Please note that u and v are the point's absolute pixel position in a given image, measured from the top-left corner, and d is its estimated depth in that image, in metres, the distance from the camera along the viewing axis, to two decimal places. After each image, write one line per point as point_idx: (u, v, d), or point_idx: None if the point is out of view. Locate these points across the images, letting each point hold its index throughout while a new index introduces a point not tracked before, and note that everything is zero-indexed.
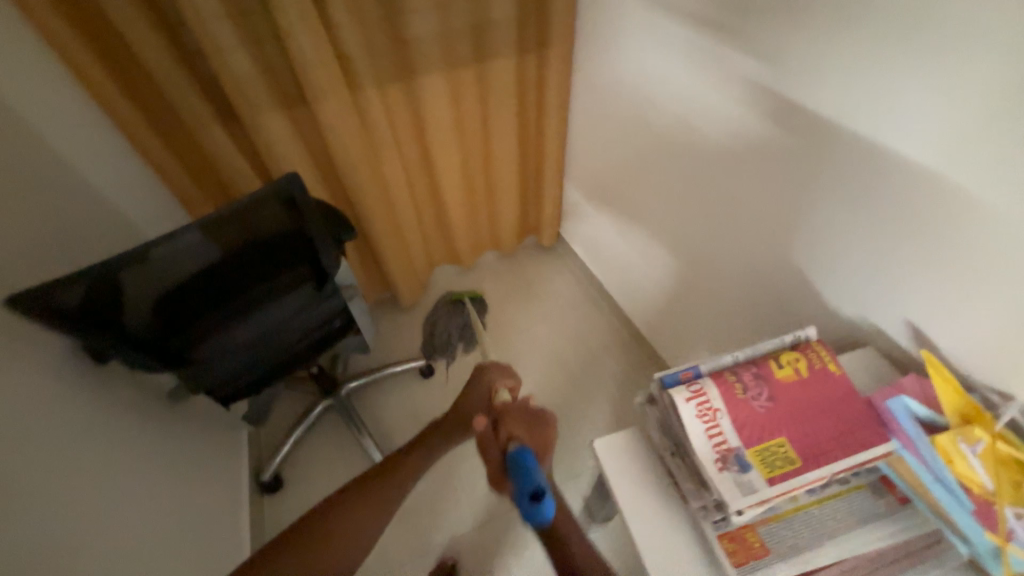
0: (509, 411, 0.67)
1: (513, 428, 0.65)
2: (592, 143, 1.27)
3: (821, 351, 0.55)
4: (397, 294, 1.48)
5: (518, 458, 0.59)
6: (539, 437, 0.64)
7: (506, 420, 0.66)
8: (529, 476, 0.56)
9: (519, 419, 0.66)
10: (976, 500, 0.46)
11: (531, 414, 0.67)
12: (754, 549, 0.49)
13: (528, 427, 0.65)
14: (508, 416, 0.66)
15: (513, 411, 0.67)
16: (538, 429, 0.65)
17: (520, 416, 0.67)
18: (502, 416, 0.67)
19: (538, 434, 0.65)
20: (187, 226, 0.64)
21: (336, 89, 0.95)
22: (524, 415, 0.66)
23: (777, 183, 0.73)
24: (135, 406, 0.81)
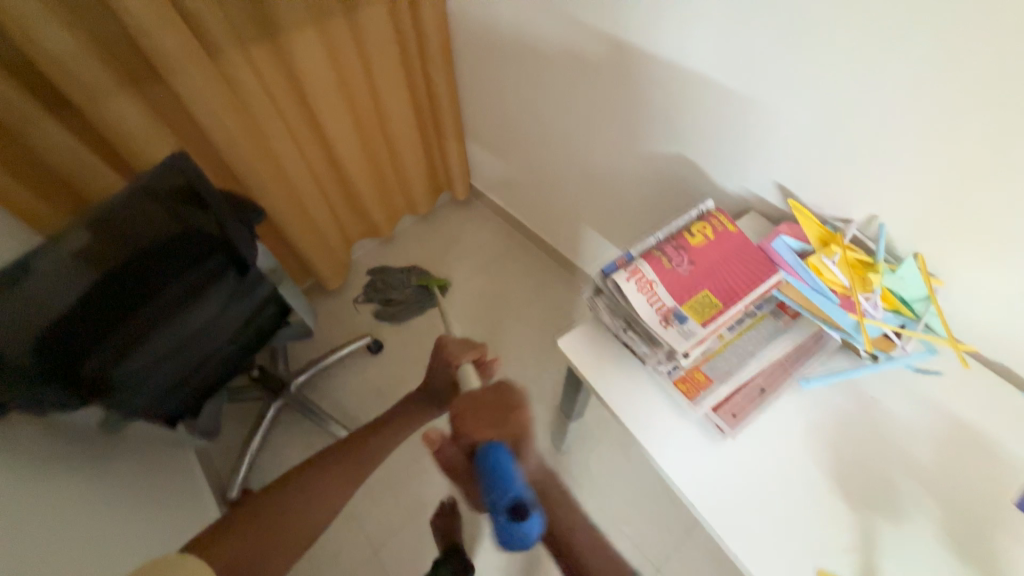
0: (467, 413, 0.55)
1: (476, 432, 0.54)
2: (485, 80, 1.26)
3: (720, 217, 0.66)
4: (321, 279, 1.41)
5: (494, 459, 0.50)
6: (512, 428, 0.54)
7: (465, 414, 0.55)
8: (502, 487, 0.47)
9: (481, 421, 0.55)
10: (839, 295, 0.61)
11: (499, 417, 0.55)
12: (701, 382, 0.60)
13: (495, 422, 0.55)
14: (464, 418, 0.55)
15: (474, 407, 0.56)
16: (508, 418, 0.55)
17: (482, 417, 0.55)
18: (459, 419, 0.55)
19: (510, 427, 0.55)
20: (71, 227, 0.59)
21: (193, 57, 0.83)
22: (486, 418, 0.55)
23: (663, 80, 0.83)
24: (61, 455, 0.72)
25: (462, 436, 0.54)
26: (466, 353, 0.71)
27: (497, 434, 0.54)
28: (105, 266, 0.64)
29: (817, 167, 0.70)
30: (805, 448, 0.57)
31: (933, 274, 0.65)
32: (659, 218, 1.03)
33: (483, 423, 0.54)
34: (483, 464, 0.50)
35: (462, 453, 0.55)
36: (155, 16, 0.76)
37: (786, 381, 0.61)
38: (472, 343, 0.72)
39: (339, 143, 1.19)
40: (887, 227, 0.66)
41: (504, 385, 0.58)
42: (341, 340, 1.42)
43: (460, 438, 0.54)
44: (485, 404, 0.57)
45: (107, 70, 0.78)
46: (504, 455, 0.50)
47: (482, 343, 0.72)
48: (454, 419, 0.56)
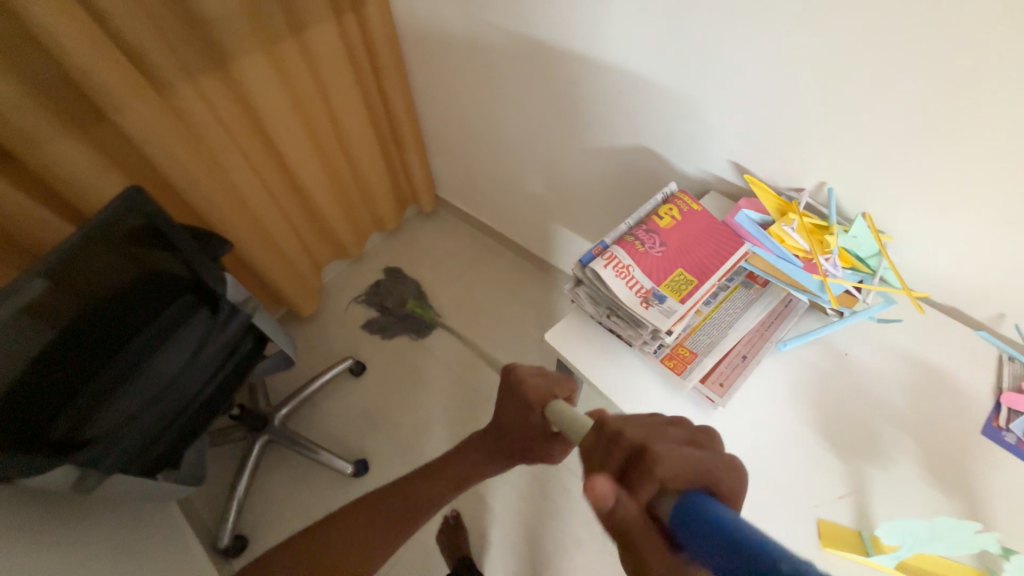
0: (649, 447, 0.35)
1: (672, 469, 0.33)
2: (440, 91, 1.27)
3: (685, 198, 0.69)
4: (294, 307, 1.37)
5: (703, 509, 0.29)
6: (718, 472, 0.34)
7: (651, 456, 0.34)
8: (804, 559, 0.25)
9: (678, 462, 0.33)
10: (802, 259, 0.65)
11: (698, 456, 0.34)
12: (686, 357, 0.62)
13: (699, 467, 0.34)
14: (655, 461, 0.33)
15: (664, 449, 0.34)
16: (716, 468, 0.34)
17: (677, 454, 0.34)
18: (635, 456, 0.35)
19: (719, 477, 0.33)
20: (26, 275, 0.54)
21: (140, 91, 0.80)
22: (686, 461, 0.33)
23: (613, 74, 0.86)
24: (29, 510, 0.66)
25: (646, 484, 0.33)
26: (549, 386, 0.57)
27: (701, 482, 0.33)
28: (60, 313, 0.59)
29: (766, 144, 0.74)
30: (789, 407, 0.60)
31: (883, 232, 0.70)
32: (625, 207, 1.06)
33: (685, 470, 0.33)
34: (688, 519, 0.29)
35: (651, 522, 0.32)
36: (95, 52, 0.73)
37: (765, 346, 0.64)
38: (556, 380, 0.58)
39: (299, 166, 1.16)
40: (836, 194, 0.71)
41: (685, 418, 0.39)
42: (322, 367, 1.38)
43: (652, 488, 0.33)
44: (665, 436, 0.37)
45: (44, 113, 0.74)
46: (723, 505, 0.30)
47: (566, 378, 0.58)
48: (628, 457, 0.35)
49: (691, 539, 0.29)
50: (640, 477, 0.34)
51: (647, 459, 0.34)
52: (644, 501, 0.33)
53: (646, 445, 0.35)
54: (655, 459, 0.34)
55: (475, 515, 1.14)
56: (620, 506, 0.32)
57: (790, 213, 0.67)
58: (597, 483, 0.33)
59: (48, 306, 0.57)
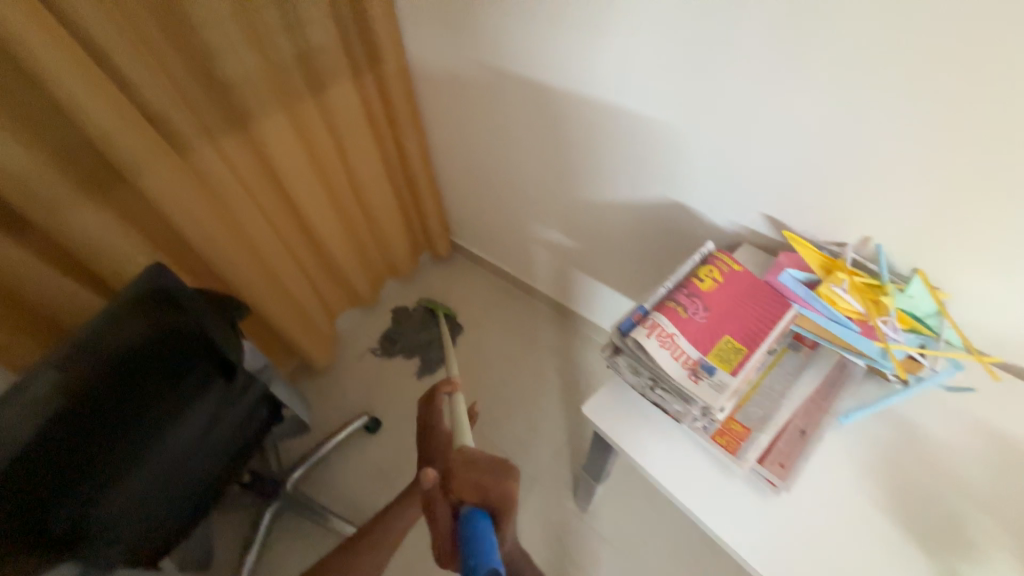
0: (459, 474, 0.52)
1: (464, 491, 0.51)
2: (456, 142, 1.27)
3: (725, 258, 0.65)
4: (309, 359, 1.33)
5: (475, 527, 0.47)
6: (495, 493, 0.50)
7: (457, 481, 0.52)
8: (485, 555, 0.44)
9: (469, 487, 0.51)
10: (857, 322, 0.61)
11: (485, 484, 0.50)
12: (739, 433, 0.57)
13: (482, 486, 0.51)
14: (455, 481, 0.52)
15: (463, 475, 0.52)
16: (494, 483, 0.50)
17: (472, 478, 0.51)
18: (450, 475, 0.53)
19: (493, 495, 0.50)
20: (38, 368, 0.54)
21: (161, 155, 0.80)
22: (475, 487, 0.51)
23: (637, 128, 0.85)
24: None
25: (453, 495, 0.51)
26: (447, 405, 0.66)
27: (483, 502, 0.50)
28: (74, 398, 0.57)
29: (804, 198, 0.71)
30: (860, 491, 0.54)
31: (939, 288, 0.66)
32: (650, 255, 1.03)
33: (471, 488, 0.51)
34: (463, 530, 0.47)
35: (449, 513, 0.52)
36: (118, 121, 0.73)
37: (825, 419, 0.59)
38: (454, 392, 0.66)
39: (316, 219, 1.16)
40: (884, 248, 0.67)
41: (500, 456, 0.52)
42: (336, 421, 1.33)
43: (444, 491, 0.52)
44: (479, 468, 0.52)
45: (67, 182, 0.74)
46: (483, 521, 0.47)
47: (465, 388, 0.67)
48: (445, 474, 0.53)
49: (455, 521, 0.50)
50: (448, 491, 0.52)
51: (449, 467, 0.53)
52: (449, 504, 0.52)
53: (456, 472, 0.52)
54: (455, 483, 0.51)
55: None
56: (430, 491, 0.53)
57: (838, 272, 0.63)
58: (425, 473, 0.52)
59: (62, 394, 0.56)
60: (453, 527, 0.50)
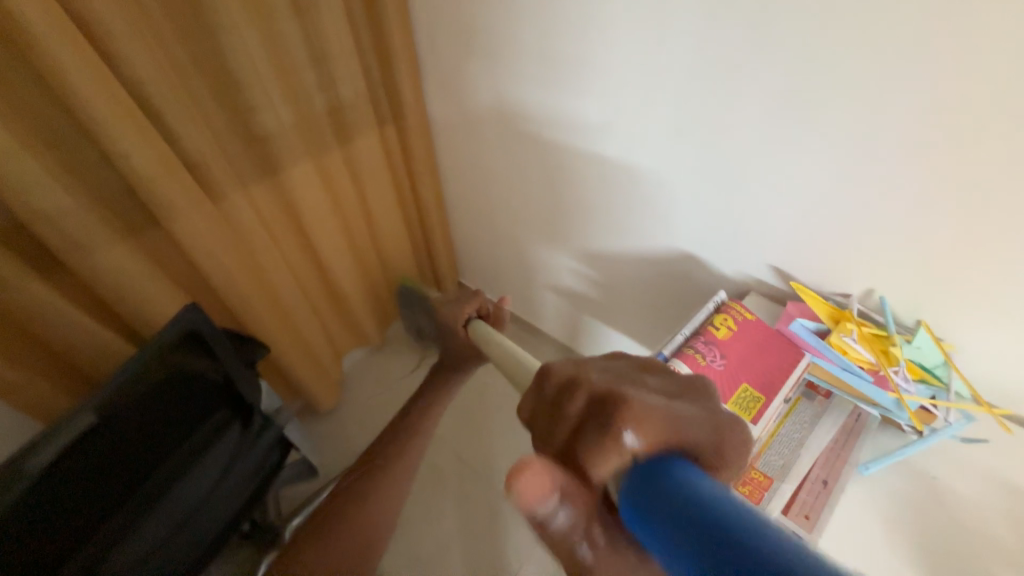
0: (632, 401, 0.31)
1: (654, 441, 0.30)
2: (469, 191, 1.33)
3: (738, 307, 0.68)
4: (314, 400, 1.32)
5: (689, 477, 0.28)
6: (701, 438, 0.31)
7: (636, 426, 0.30)
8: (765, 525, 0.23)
9: (657, 422, 0.30)
10: (869, 372, 0.62)
11: (681, 419, 0.31)
12: (762, 483, 0.58)
13: (684, 425, 0.31)
14: (632, 415, 0.31)
15: (647, 414, 0.31)
16: (698, 421, 0.32)
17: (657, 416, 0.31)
18: (607, 406, 0.32)
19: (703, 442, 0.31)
20: (76, 409, 0.54)
21: (196, 202, 0.84)
22: (670, 419, 0.31)
23: (647, 185, 0.90)
24: None
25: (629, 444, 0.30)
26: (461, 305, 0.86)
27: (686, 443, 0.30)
28: (104, 442, 0.57)
29: (808, 252, 0.75)
30: (886, 545, 0.55)
31: (942, 339, 0.69)
32: (659, 302, 1.07)
33: (670, 432, 0.30)
34: (686, 499, 0.25)
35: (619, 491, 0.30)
36: (160, 169, 0.77)
37: (844, 469, 0.59)
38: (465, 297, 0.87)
39: (333, 261, 1.19)
40: (887, 301, 0.71)
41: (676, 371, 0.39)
42: (338, 466, 1.31)
43: (607, 456, 0.30)
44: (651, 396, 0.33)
45: (106, 226, 0.77)
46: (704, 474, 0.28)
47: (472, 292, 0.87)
48: (602, 426, 0.31)
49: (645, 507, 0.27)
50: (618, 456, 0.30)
51: (597, 406, 0.33)
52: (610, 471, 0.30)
53: (631, 412, 0.31)
54: (639, 430, 0.30)
55: None
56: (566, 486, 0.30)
57: (847, 321, 0.64)
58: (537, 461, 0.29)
59: (93, 438, 0.56)
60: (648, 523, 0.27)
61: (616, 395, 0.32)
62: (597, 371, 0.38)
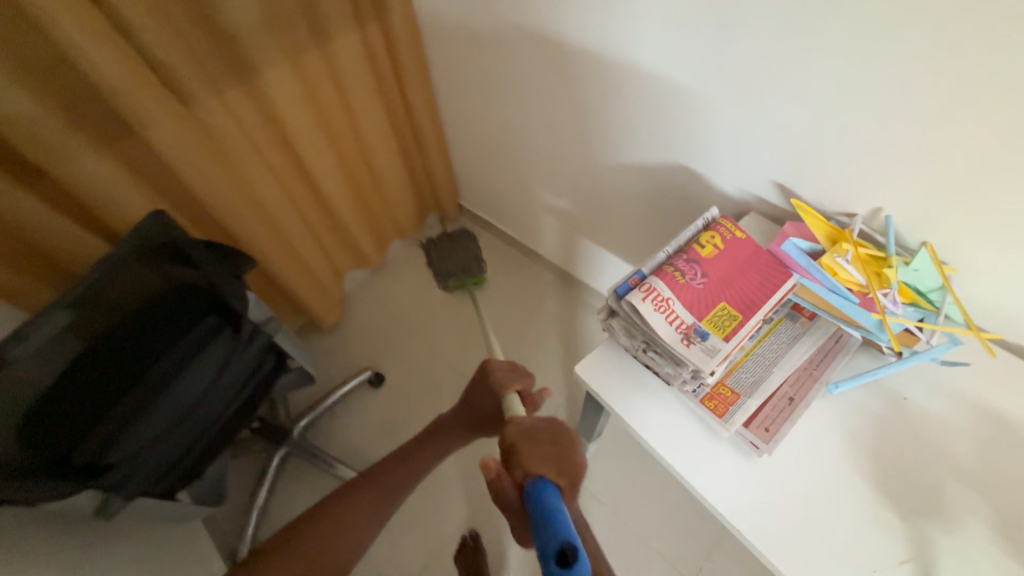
0: (525, 444, 0.54)
1: (532, 459, 0.52)
2: (464, 101, 1.24)
3: (728, 225, 0.64)
4: (314, 316, 1.36)
5: (549, 496, 0.48)
6: (562, 460, 0.53)
7: (521, 456, 0.53)
8: (556, 524, 0.44)
9: (538, 453, 0.53)
10: (857, 294, 0.60)
11: (552, 453, 0.53)
12: (728, 398, 0.58)
13: (550, 456, 0.53)
14: (522, 455, 0.53)
15: (530, 447, 0.54)
16: (559, 452, 0.54)
17: (539, 453, 0.53)
18: (515, 453, 0.54)
19: (563, 462, 0.53)
20: (51, 308, 0.60)
21: (167, 106, 0.79)
22: (542, 453, 0.53)
23: (648, 89, 0.81)
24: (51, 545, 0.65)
25: (518, 468, 0.52)
26: (512, 380, 0.71)
27: (557, 473, 0.51)
28: (88, 339, 0.64)
29: (817, 166, 0.69)
30: (842, 456, 0.56)
31: (945, 263, 0.64)
32: (655, 223, 1.02)
33: (542, 459, 0.52)
34: (531, 494, 0.48)
35: (518, 486, 0.52)
36: (122, 68, 0.71)
37: (814, 388, 0.59)
38: (517, 372, 0.72)
39: (322, 176, 1.15)
40: (893, 221, 0.65)
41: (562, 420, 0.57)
42: (342, 376, 1.39)
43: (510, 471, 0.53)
44: (541, 437, 0.55)
45: (76, 131, 0.75)
46: (553, 493, 0.48)
47: (523, 368, 0.73)
48: (505, 450, 0.55)
49: (522, 499, 0.51)
50: (513, 469, 0.53)
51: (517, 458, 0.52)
52: (513, 476, 0.53)
53: (521, 448, 0.53)
54: (522, 459, 0.52)
55: (493, 534, 1.13)
56: (498, 478, 0.54)
57: (844, 242, 0.62)
58: (487, 460, 0.54)
59: (75, 335, 0.63)
60: (523, 506, 0.51)
61: (518, 441, 0.54)
62: (532, 433, 0.56)
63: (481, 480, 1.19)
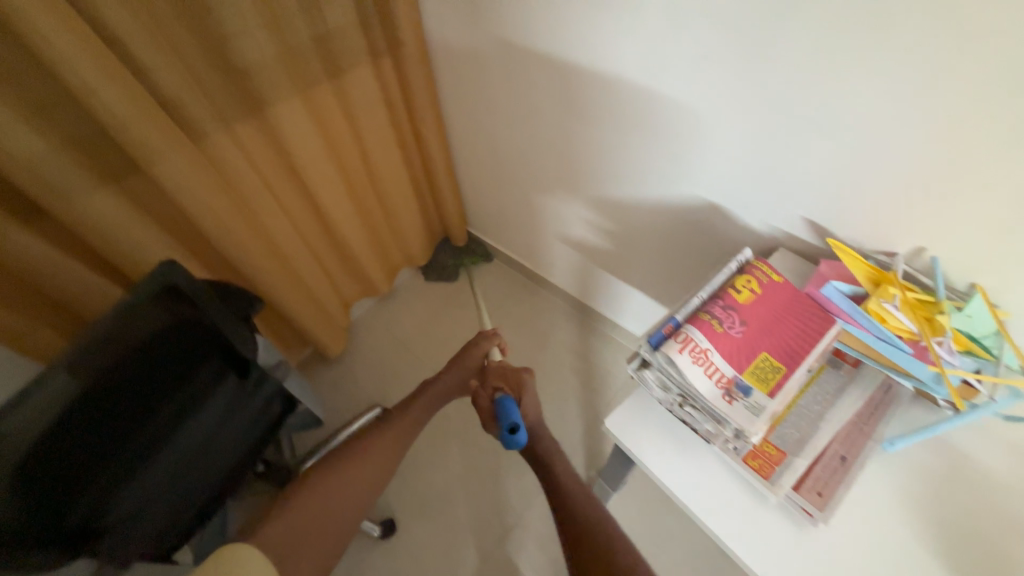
0: (493, 372, 0.75)
1: (497, 382, 0.73)
2: (476, 132, 1.23)
3: (764, 268, 0.61)
4: (321, 349, 1.33)
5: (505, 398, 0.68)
6: (516, 380, 0.73)
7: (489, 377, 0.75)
8: (509, 414, 0.65)
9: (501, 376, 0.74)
10: (908, 343, 0.55)
11: (511, 376, 0.73)
12: (774, 457, 0.54)
13: (510, 380, 0.73)
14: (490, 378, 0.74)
15: (496, 371, 0.75)
16: (518, 378, 0.73)
17: (502, 376, 0.74)
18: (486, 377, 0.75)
19: (518, 383, 0.73)
20: (51, 369, 0.54)
21: (176, 144, 0.78)
22: (504, 378, 0.74)
23: (668, 125, 0.80)
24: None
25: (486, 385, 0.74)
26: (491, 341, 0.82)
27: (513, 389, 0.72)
28: (89, 398, 0.57)
29: (853, 205, 0.66)
30: (903, 524, 0.51)
31: (996, 307, 0.61)
32: (676, 257, 0.99)
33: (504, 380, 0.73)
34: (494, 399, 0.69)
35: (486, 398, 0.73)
36: (132, 107, 0.70)
37: (867, 446, 0.55)
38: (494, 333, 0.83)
39: (332, 209, 1.13)
40: (939, 262, 0.62)
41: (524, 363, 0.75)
42: (350, 412, 1.34)
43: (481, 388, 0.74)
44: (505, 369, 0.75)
45: (84, 171, 0.73)
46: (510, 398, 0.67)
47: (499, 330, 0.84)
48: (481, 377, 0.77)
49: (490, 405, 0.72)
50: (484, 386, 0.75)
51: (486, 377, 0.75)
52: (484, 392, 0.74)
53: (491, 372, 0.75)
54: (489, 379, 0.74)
55: None
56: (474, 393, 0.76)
57: (889, 285, 0.57)
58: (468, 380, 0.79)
59: (77, 396, 0.56)
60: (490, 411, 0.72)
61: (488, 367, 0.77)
62: (500, 367, 0.76)
63: (497, 526, 1.13)
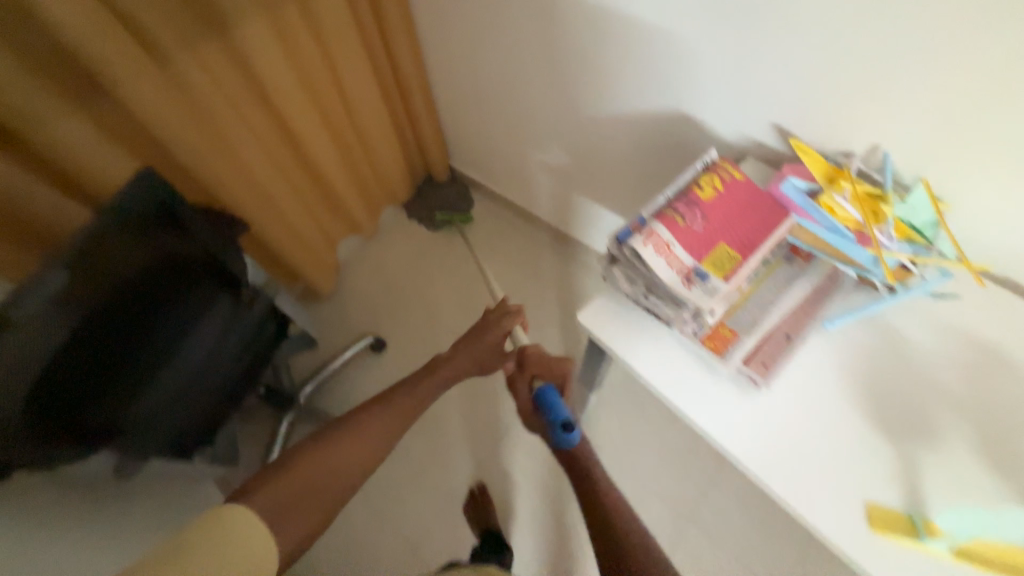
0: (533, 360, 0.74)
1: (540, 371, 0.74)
2: (453, 55, 1.19)
3: (727, 167, 0.64)
4: (310, 284, 1.36)
5: (550, 393, 0.69)
6: (559, 369, 0.73)
7: (529, 363, 0.75)
8: (561, 410, 0.67)
9: (542, 363, 0.74)
10: (854, 231, 0.60)
11: (553, 364, 0.74)
12: (727, 337, 0.59)
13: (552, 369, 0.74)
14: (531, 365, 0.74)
15: (537, 358, 0.74)
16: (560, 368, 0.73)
17: (543, 363, 0.74)
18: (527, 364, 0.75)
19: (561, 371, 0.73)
20: (49, 265, 0.53)
21: (138, 61, 0.75)
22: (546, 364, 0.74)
23: (644, 31, 0.78)
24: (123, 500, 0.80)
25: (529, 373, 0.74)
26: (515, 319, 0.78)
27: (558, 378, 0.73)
28: (90, 301, 0.59)
29: (817, 105, 0.67)
30: (835, 387, 0.59)
31: (939, 199, 0.65)
32: (650, 175, 1.01)
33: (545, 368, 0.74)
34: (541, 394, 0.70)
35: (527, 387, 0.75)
36: (86, 18, 0.67)
37: (810, 325, 0.61)
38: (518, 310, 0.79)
39: (307, 137, 1.10)
40: (891, 157, 0.65)
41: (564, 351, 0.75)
42: (342, 344, 1.40)
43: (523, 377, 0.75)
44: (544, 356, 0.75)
45: (47, 87, 0.70)
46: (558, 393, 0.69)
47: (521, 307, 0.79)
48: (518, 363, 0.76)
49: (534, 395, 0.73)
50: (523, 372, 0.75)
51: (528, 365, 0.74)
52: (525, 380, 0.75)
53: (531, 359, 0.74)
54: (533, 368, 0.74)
55: (499, 484, 1.18)
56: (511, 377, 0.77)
57: (841, 180, 0.62)
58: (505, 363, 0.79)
59: (79, 296, 0.57)
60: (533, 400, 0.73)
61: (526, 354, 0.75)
62: (537, 354, 0.75)
63: (486, 436, 1.23)
